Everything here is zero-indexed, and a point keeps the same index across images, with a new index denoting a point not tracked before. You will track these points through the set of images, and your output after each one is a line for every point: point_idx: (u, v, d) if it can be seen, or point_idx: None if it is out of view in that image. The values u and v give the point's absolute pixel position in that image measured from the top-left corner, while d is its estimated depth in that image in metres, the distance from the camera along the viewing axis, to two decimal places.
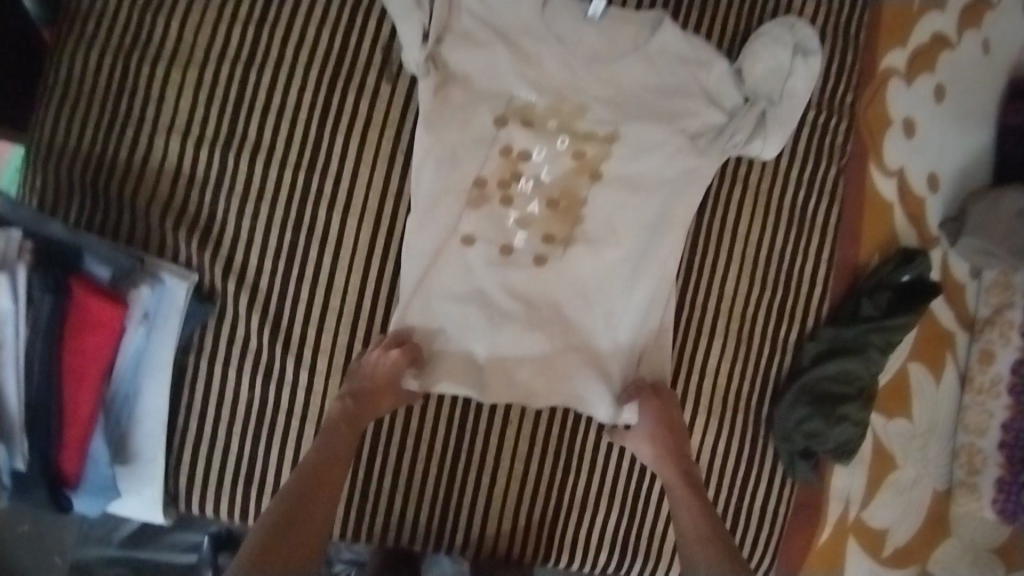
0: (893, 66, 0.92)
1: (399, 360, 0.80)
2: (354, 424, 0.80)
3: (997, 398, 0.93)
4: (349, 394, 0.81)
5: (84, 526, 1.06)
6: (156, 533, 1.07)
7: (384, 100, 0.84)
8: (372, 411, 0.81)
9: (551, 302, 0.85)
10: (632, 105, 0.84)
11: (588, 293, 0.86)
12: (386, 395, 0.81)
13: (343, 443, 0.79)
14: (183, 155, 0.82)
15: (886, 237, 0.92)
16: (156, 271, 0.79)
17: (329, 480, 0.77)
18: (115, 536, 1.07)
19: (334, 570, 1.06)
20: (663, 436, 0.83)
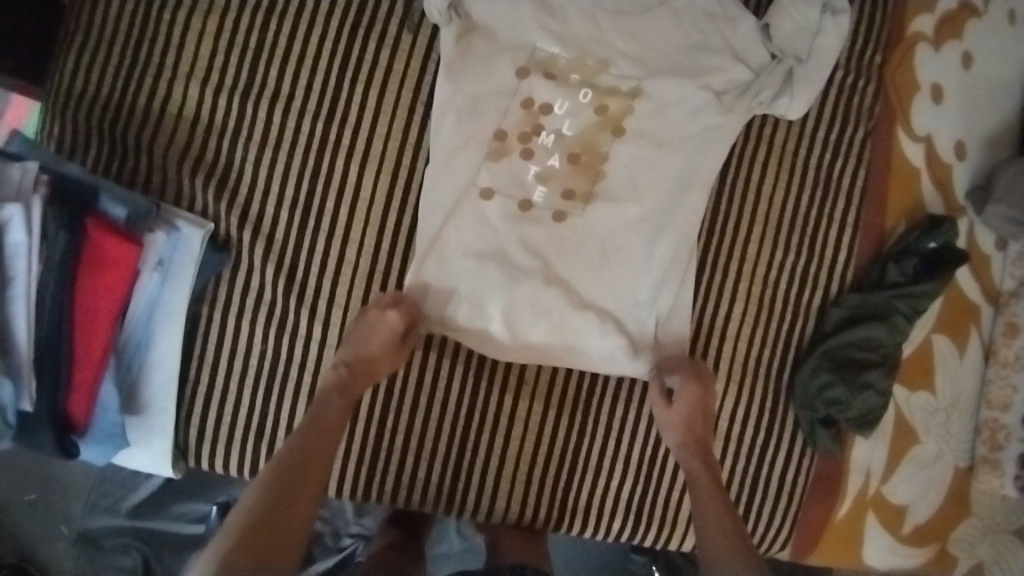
0: (921, 31, 0.90)
1: (396, 323, 0.79)
2: (352, 391, 0.78)
3: (1020, 371, 0.89)
4: (345, 360, 0.79)
5: (91, 497, 1.08)
6: (162, 505, 1.07)
7: (406, 50, 0.83)
8: (368, 377, 0.79)
9: (570, 259, 0.84)
10: (656, 60, 0.83)
11: (607, 250, 0.84)
12: (380, 363, 0.79)
13: (334, 413, 0.76)
14: (201, 100, 0.81)
15: (912, 203, 0.91)
16: (171, 218, 0.78)
17: (322, 454, 0.74)
18: (122, 506, 1.07)
19: (342, 545, 1.06)
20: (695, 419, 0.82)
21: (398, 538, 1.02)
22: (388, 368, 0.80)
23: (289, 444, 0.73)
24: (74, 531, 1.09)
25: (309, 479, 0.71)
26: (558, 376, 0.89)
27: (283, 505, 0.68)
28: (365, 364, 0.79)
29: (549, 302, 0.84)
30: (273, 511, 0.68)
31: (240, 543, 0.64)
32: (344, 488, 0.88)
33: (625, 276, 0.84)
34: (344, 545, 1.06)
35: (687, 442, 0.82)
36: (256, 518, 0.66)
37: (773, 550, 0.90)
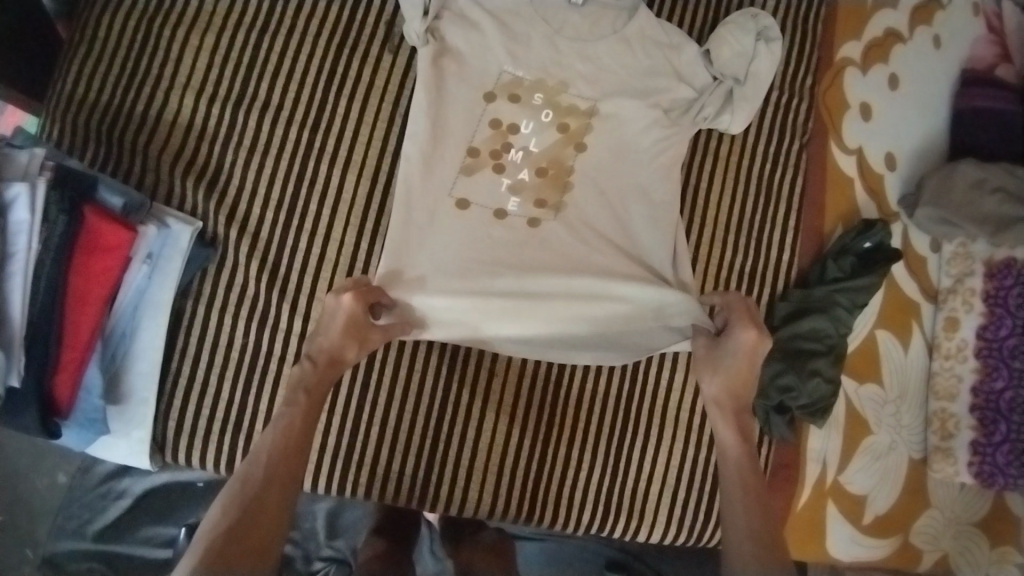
0: (849, 56, 1.01)
1: (354, 306, 0.79)
2: (318, 384, 0.78)
3: (964, 361, 0.94)
4: (310, 355, 0.79)
5: (59, 519, 1.07)
6: (131, 526, 1.07)
7: (386, 68, 0.92)
8: (333, 369, 0.79)
9: (553, 249, 0.89)
10: (610, 80, 0.91)
11: (584, 240, 0.89)
12: (346, 347, 0.79)
13: (301, 411, 0.76)
14: (195, 110, 0.89)
15: (849, 209, 0.99)
16: (162, 216, 0.85)
17: (292, 458, 0.73)
18: (89, 529, 1.07)
19: (314, 569, 1.06)
20: (742, 372, 0.79)
21: (388, 547, 0.99)
22: (356, 354, 0.79)
23: (259, 447, 0.74)
24: (42, 554, 1.07)
25: (277, 484, 0.71)
26: (527, 369, 0.93)
27: (252, 512, 0.68)
28: (329, 356, 0.78)
29: (529, 287, 0.87)
30: (242, 520, 0.67)
31: (208, 554, 0.64)
32: (318, 481, 0.90)
33: (587, 279, 0.88)
34: (315, 569, 1.05)
35: (726, 403, 0.80)
36: (222, 529, 0.66)
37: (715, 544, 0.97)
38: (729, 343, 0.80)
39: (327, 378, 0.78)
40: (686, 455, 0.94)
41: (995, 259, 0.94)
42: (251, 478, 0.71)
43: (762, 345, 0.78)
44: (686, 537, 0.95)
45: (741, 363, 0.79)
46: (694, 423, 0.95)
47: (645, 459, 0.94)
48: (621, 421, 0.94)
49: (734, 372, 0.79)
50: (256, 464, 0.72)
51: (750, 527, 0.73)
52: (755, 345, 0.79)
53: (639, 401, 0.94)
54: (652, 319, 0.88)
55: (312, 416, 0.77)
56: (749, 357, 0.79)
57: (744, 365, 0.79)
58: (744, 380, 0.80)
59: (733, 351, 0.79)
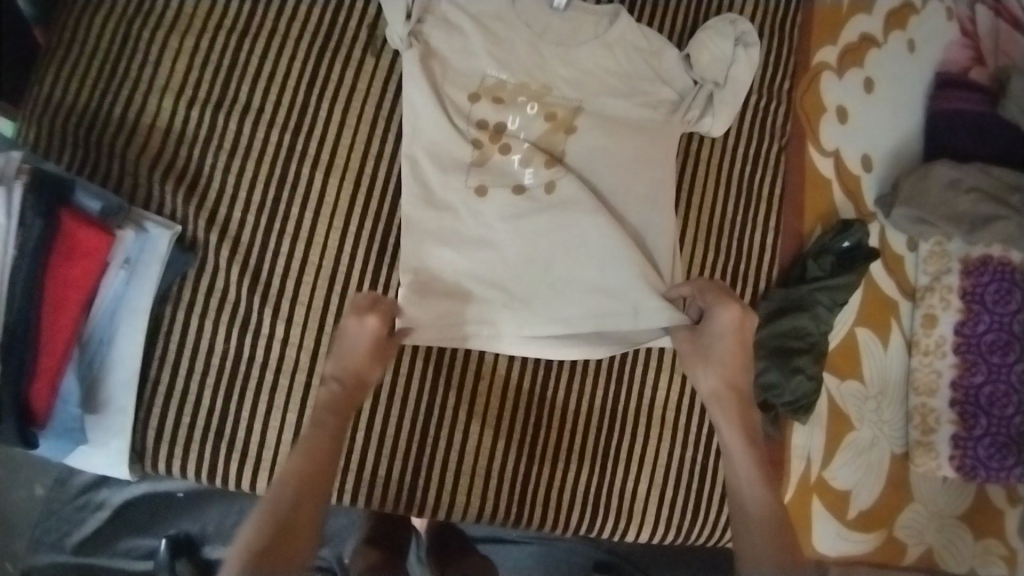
0: (825, 60, 1.04)
1: (378, 327, 0.79)
2: (347, 405, 0.77)
3: (943, 357, 0.95)
4: (336, 378, 0.78)
5: (37, 531, 1.05)
6: (112, 538, 1.05)
7: (368, 72, 0.92)
8: (359, 390, 0.79)
9: (568, 219, 0.87)
10: (593, 82, 0.92)
11: (584, 226, 0.87)
12: (370, 369, 0.79)
13: (329, 431, 0.75)
14: (176, 114, 0.88)
15: (827, 209, 1.01)
16: (141, 220, 0.84)
17: (320, 473, 0.73)
18: (68, 542, 1.04)
19: None
20: (735, 354, 0.80)
21: (383, 558, 0.93)
22: (379, 373, 0.80)
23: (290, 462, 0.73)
24: (21, 567, 1.05)
25: (309, 504, 0.70)
26: (513, 372, 0.93)
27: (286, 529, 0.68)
28: (355, 378, 0.78)
29: (551, 262, 0.87)
30: (277, 537, 0.67)
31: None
32: None
33: (585, 280, 0.87)
34: None
35: (725, 388, 0.81)
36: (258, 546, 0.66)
37: (705, 543, 0.97)
38: (713, 323, 0.81)
39: (354, 399, 0.78)
40: (673, 454, 0.95)
41: (971, 256, 0.97)
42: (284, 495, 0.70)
43: (747, 320, 0.80)
44: (673, 537, 0.96)
45: (731, 342, 0.80)
46: (680, 423, 0.96)
47: (632, 459, 0.94)
48: (608, 423, 0.94)
49: (725, 355, 0.81)
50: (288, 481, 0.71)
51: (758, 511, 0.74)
52: (737, 321, 0.80)
53: (625, 400, 0.95)
54: (629, 321, 0.86)
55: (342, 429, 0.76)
56: (736, 335, 0.80)
57: (734, 344, 0.81)
58: (736, 363, 0.81)
59: (718, 333, 0.81)
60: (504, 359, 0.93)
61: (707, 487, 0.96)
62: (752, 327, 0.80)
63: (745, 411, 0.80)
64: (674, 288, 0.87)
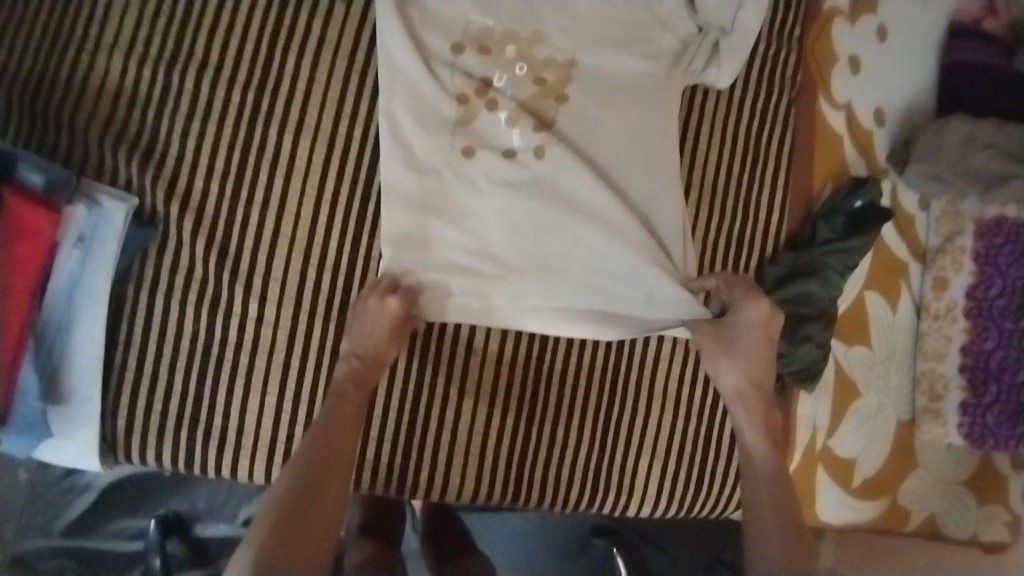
0: (837, 6, 0.95)
1: (399, 309, 0.78)
2: (367, 380, 0.78)
3: (954, 322, 0.92)
4: (353, 355, 0.78)
5: (23, 516, 1.00)
6: (101, 520, 1.00)
7: (338, 20, 0.83)
8: (376, 369, 0.79)
9: (562, 197, 0.81)
10: (588, 31, 0.83)
11: (581, 203, 0.81)
12: (388, 349, 0.79)
13: (352, 405, 0.76)
14: (125, 71, 0.79)
15: (838, 166, 0.95)
16: (93, 193, 0.75)
17: (344, 443, 0.73)
18: (56, 525, 1.00)
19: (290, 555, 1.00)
20: (760, 348, 0.80)
21: (379, 548, 0.88)
22: (395, 352, 0.79)
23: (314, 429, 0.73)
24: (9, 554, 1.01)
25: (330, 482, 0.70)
26: (507, 347, 0.88)
27: (313, 494, 0.68)
28: (376, 355, 0.78)
29: (546, 237, 0.81)
30: (302, 502, 0.67)
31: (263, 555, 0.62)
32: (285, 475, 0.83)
33: (581, 254, 0.81)
34: None
35: (748, 381, 0.80)
36: (280, 512, 0.66)
37: (708, 515, 0.95)
38: (741, 318, 0.81)
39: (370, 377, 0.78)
40: (674, 427, 0.92)
41: (985, 218, 0.91)
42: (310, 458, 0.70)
43: (775, 317, 0.80)
44: (675, 509, 0.93)
45: (757, 337, 0.80)
46: (682, 394, 0.92)
47: (634, 432, 0.91)
48: (608, 396, 0.90)
49: (751, 350, 0.80)
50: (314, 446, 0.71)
51: (774, 502, 0.73)
52: (768, 317, 0.80)
53: (625, 372, 0.91)
54: (642, 307, 0.82)
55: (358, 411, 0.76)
56: (764, 330, 0.80)
57: (761, 340, 0.81)
58: (761, 356, 0.80)
59: (746, 328, 0.80)
60: (496, 333, 0.88)
61: (709, 458, 0.93)
62: (779, 325, 0.81)
63: (767, 409, 0.80)
64: (694, 279, 0.84)
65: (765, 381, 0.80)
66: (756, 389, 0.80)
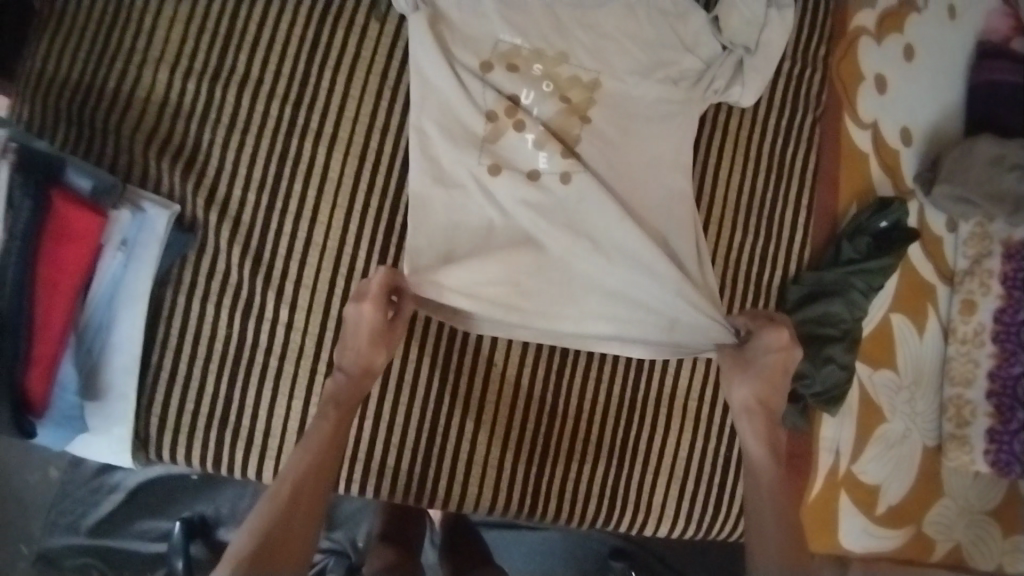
0: (863, 25, 0.95)
1: (374, 315, 0.75)
2: (352, 396, 0.77)
3: (981, 346, 0.90)
4: (342, 367, 0.77)
5: (53, 513, 1.03)
6: (127, 520, 1.03)
7: (372, 38, 0.86)
8: (365, 378, 0.77)
9: (587, 223, 0.83)
10: (612, 51, 0.85)
11: (605, 224, 0.83)
12: (375, 355, 0.77)
13: (339, 422, 0.75)
14: (170, 85, 0.83)
15: (864, 186, 0.94)
16: (138, 199, 0.79)
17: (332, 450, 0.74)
18: (82, 524, 1.02)
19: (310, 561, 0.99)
20: (773, 374, 0.78)
21: (399, 557, 0.88)
22: (383, 359, 0.78)
23: (286, 468, 0.72)
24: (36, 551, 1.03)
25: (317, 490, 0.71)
26: (528, 361, 0.89)
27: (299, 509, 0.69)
28: (360, 365, 0.77)
29: (570, 259, 0.83)
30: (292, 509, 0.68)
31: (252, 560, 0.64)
32: None
33: (589, 277, 0.83)
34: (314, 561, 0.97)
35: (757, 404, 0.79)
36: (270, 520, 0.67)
37: (727, 537, 0.94)
38: (758, 341, 0.79)
39: (359, 390, 0.77)
40: (694, 446, 0.91)
41: (1013, 239, 0.90)
42: (278, 498, 0.69)
43: (794, 346, 0.77)
44: (694, 530, 0.92)
45: (772, 363, 0.78)
46: (704, 413, 0.91)
47: (653, 451, 0.90)
48: (628, 412, 0.90)
49: (765, 374, 0.78)
50: (282, 484, 0.70)
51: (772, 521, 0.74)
52: (787, 347, 0.77)
53: (645, 389, 0.91)
54: (665, 330, 0.84)
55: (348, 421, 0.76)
56: (780, 356, 0.78)
57: (777, 364, 0.78)
58: (773, 381, 0.78)
59: (762, 352, 0.79)
60: (517, 347, 0.89)
61: (730, 480, 0.92)
62: (797, 360, 0.77)
63: (772, 429, 0.79)
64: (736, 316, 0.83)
65: (775, 403, 0.79)
66: (763, 413, 0.79)
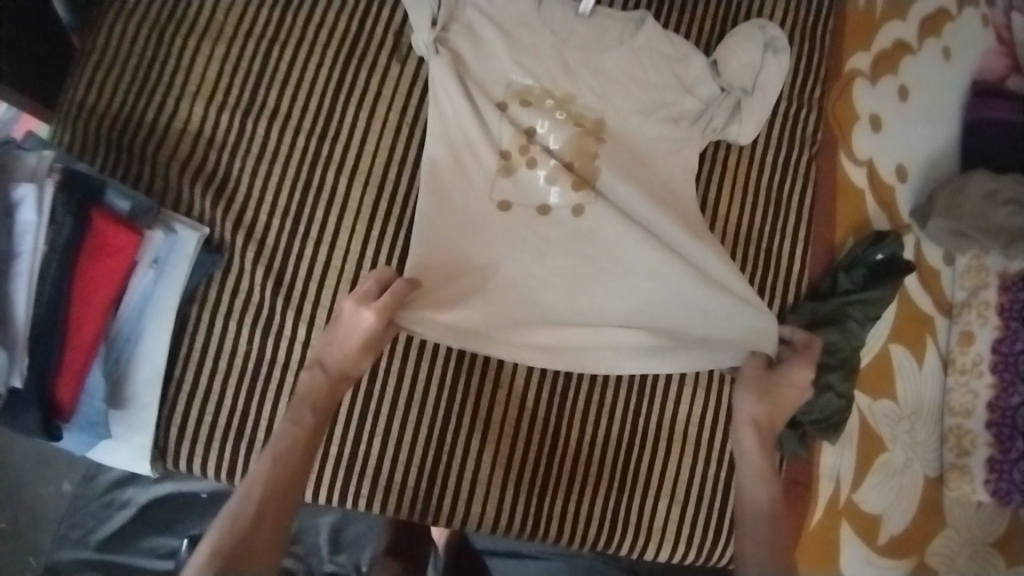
0: (858, 67, 1.00)
1: (375, 324, 0.76)
2: (330, 395, 0.76)
3: (980, 376, 0.91)
4: (323, 365, 0.77)
5: (64, 527, 1.05)
6: (135, 536, 1.04)
7: (393, 78, 0.93)
8: (343, 380, 0.77)
9: (608, 250, 0.87)
10: (616, 91, 0.91)
11: (625, 249, 0.87)
12: (362, 360, 0.76)
13: (310, 422, 0.74)
14: (205, 118, 0.90)
15: (860, 220, 0.98)
16: (170, 222, 0.85)
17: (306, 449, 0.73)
18: (90, 540, 1.04)
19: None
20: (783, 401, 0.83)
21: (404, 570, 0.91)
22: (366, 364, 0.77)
23: (247, 487, 0.69)
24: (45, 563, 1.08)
25: (288, 489, 0.70)
26: (532, 382, 0.92)
27: (269, 510, 0.68)
28: (341, 368, 0.76)
29: (586, 286, 0.87)
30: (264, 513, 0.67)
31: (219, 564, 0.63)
32: (320, 493, 0.88)
33: (567, 311, 0.87)
34: None
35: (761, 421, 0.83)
36: (239, 524, 0.66)
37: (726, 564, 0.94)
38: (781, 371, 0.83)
39: (336, 389, 0.77)
40: (695, 470, 0.93)
41: (1009, 272, 0.92)
42: (240, 520, 0.66)
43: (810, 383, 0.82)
44: (694, 557, 0.93)
45: (785, 392, 0.83)
46: (704, 438, 0.93)
47: (654, 476, 0.92)
48: (630, 435, 0.92)
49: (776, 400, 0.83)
50: (245, 506, 0.67)
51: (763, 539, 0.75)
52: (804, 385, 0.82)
53: (646, 414, 0.93)
54: (693, 351, 0.87)
55: (323, 421, 0.75)
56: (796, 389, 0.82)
57: (790, 396, 0.83)
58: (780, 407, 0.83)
59: (781, 381, 0.83)
60: (523, 369, 0.92)
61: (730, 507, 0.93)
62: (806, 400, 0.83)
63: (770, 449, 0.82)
64: (789, 330, 0.88)
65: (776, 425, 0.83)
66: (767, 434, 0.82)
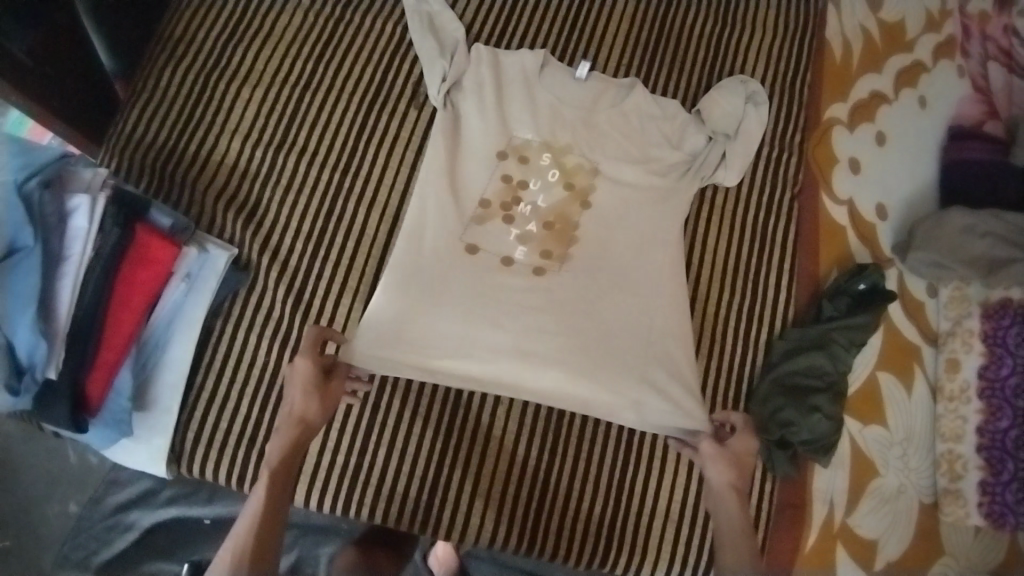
0: (836, 116, 1.09)
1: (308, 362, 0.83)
2: (296, 446, 0.80)
3: (968, 403, 0.92)
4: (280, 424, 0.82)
5: (64, 548, 1.05)
6: (135, 561, 1.04)
7: (410, 121, 1.04)
8: (305, 428, 0.81)
9: (575, 300, 0.92)
10: (610, 133, 1.00)
11: (591, 289, 0.92)
12: (315, 411, 0.82)
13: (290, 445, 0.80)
14: (241, 153, 1.01)
15: (842, 254, 1.03)
16: (204, 242, 0.94)
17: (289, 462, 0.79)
18: (93, 561, 1.04)
19: None
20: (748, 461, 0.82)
21: None
22: (320, 413, 0.83)
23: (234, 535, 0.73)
24: None
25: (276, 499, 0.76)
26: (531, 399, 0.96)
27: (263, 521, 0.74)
28: (295, 418, 0.81)
29: (537, 335, 0.90)
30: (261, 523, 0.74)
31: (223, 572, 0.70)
32: (323, 501, 0.91)
33: (517, 355, 0.89)
34: None
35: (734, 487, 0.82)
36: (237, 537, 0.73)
37: None
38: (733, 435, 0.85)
39: (299, 442, 0.81)
40: (690, 492, 0.94)
41: (991, 300, 0.95)
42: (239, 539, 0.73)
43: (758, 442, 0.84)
44: None
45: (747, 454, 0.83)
46: None
47: (650, 497, 0.93)
48: (625, 454, 0.95)
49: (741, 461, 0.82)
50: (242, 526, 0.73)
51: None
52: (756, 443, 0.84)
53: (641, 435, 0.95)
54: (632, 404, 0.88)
55: (304, 443, 0.81)
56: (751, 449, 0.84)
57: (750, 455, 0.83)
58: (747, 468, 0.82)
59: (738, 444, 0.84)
60: None
61: None
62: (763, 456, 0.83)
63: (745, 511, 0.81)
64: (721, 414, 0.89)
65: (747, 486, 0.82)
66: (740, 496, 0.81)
